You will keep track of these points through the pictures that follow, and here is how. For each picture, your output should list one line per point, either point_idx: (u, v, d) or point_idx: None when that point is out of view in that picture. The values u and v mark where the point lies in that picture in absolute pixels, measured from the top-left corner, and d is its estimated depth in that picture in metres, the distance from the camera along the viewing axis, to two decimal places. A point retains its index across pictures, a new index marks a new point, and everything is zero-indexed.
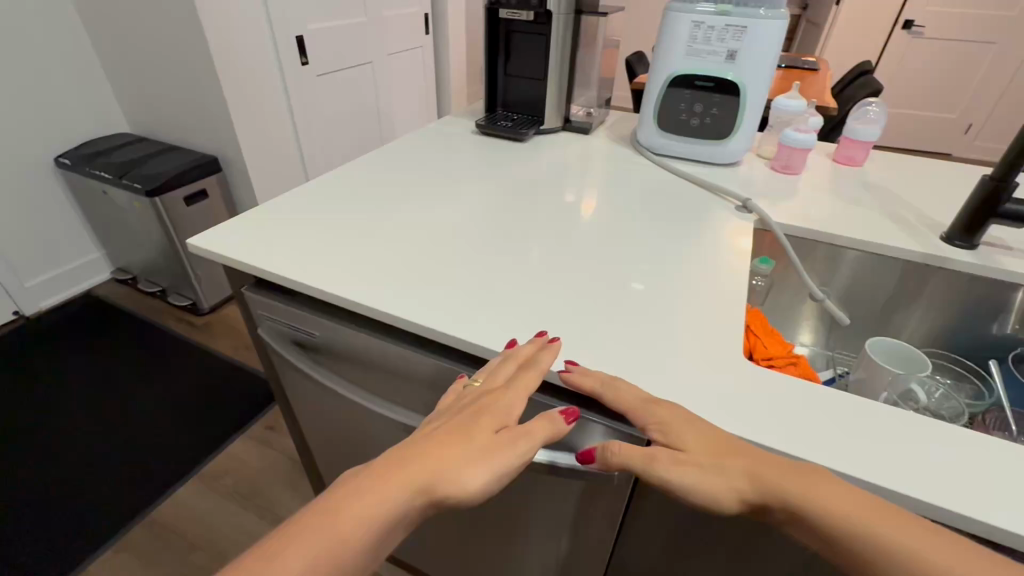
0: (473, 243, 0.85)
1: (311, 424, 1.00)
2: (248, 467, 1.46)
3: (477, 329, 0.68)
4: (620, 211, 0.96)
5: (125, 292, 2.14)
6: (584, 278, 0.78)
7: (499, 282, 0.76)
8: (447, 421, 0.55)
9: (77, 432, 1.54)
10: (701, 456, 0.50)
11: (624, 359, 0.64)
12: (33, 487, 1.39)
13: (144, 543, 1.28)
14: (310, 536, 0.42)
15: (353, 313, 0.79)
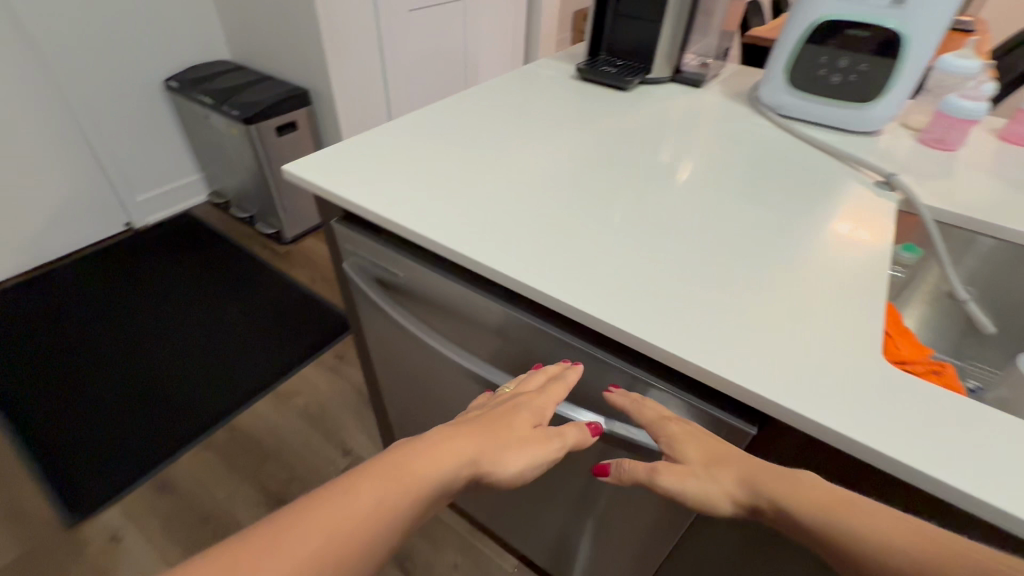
0: (567, 197, 0.79)
1: (384, 364, 1.01)
2: (317, 391, 1.54)
3: (566, 289, 0.63)
4: (732, 177, 0.85)
5: (219, 214, 2.28)
6: (686, 247, 0.70)
7: (591, 241, 0.71)
8: (486, 413, 0.57)
9: (172, 338, 1.69)
10: (698, 462, 0.51)
11: (729, 340, 0.57)
12: (136, 382, 1.54)
13: (226, 444, 1.40)
14: (376, 484, 0.44)
15: (435, 256, 0.76)
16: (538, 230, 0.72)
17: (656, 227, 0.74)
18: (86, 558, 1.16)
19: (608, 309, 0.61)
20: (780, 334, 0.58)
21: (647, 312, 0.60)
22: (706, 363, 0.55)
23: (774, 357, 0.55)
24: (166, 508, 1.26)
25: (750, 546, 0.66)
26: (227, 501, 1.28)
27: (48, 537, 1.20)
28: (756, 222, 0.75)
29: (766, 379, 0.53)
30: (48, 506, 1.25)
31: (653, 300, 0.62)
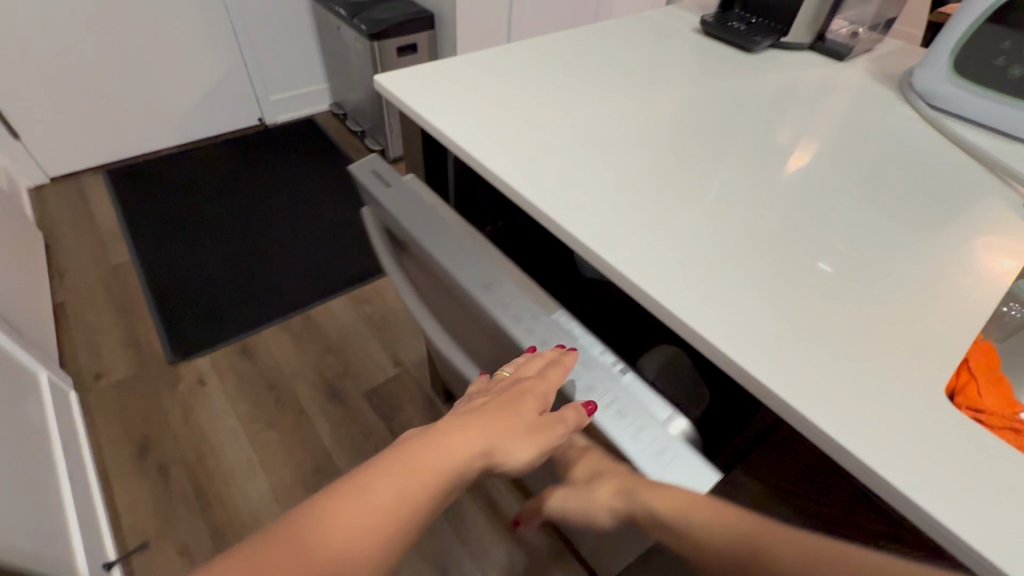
0: (649, 158, 0.74)
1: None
2: (385, 303, 1.66)
3: (616, 251, 0.61)
4: (847, 169, 0.74)
5: (336, 125, 2.44)
6: (761, 231, 0.65)
7: (659, 205, 0.67)
8: (487, 402, 0.51)
9: (276, 227, 1.88)
10: (580, 481, 0.54)
11: (771, 339, 0.53)
12: (242, 262, 1.75)
13: (299, 328, 1.56)
14: (391, 479, 0.42)
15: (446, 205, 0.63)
16: (605, 187, 0.70)
17: (735, 207, 0.68)
18: (178, 391, 1.39)
19: (652, 280, 0.58)
20: (830, 352, 0.52)
21: (691, 290, 0.57)
22: (737, 356, 0.52)
23: (814, 372, 0.51)
24: (242, 368, 1.45)
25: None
26: (291, 377, 1.44)
27: (154, 367, 1.44)
28: (857, 225, 0.66)
29: (797, 389, 0.49)
30: (159, 343, 1.49)
31: (699, 283, 0.58)
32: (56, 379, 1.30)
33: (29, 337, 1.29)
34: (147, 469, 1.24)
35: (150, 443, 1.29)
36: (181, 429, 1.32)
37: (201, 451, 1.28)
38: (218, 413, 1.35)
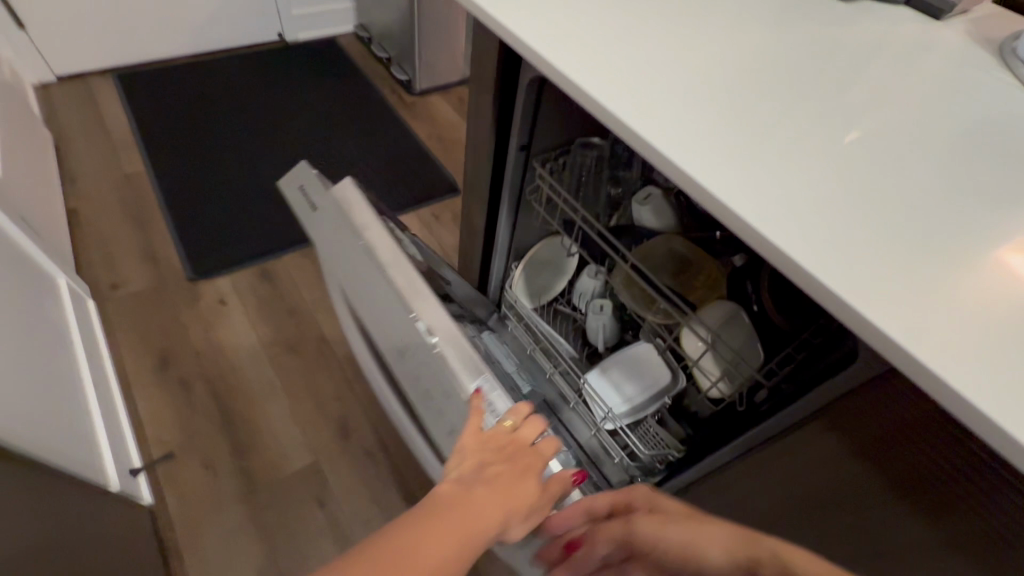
0: (747, 83, 0.66)
1: (495, 231, 1.04)
2: None
3: (723, 182, 0.55)
4: (961, 119, 0.68)
5: (360, 49, 2.30)
6: (881, 171, 0.58)
7: (767, 135, 0.60)
8: (497, 470, 0.51)
9: (296, 150, 1.79)
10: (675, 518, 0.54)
11: (900, 289, 0.48)
12: (260, 182, 1.67)
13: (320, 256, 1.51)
14: (426, 549, 0.39)
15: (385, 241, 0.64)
16: (707, 111, 0.62)
17: (851, 141, 0.60)
18: (198, 308, 1.36)
19: (764, 216, 0.53)
20: (953, 306, 0.47)
21: (809, 230, 0.52)
22: (861, 307, 0.47)
23: (921, 317, 0.46)
24: (262, 292, 1.42)
25: (794, 495, 0.65)
26: (313, 305, 1.41)
27: (173, 282, 1.41)
28: (968, 169, 0.59)
29: (922, 342, 0.45)
30: (177, 258, 1.45)
31: (791, 212, 0.53)
32: (74, 285, 1.26)
33: (45, 239, 1.25)
34: (168, 382, 1.24)
35: (170, 357, 1.27)
36: (201, 346, 1.30)
37: (223, 370, 1.26)
38: (238, 333, 1.33)
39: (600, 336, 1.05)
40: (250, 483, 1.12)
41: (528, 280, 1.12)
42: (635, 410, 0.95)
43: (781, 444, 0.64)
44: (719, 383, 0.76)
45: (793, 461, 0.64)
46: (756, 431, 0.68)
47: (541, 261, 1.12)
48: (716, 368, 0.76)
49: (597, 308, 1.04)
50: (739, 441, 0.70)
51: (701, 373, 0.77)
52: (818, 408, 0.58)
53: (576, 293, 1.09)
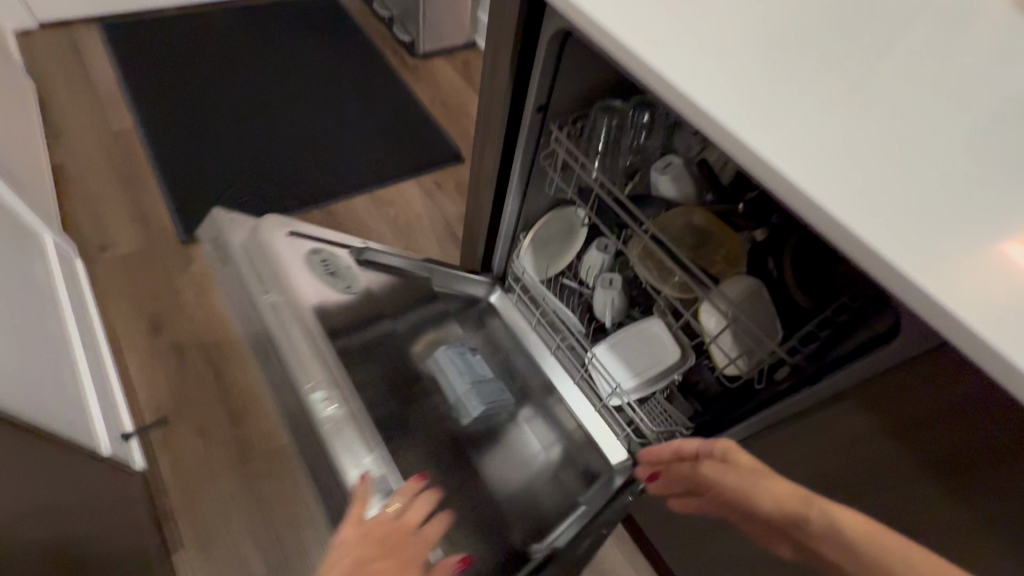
0: (799, 27, 0.58)
1: (505, 197, 0.99)
2: (410, 208, 1.55)
3: (766, 137, 0.48)
4: None
5: (361, 7, 2.20)
6: (955, 127, 0.50)
7: (820, 85, 0.53)
8: (379, 550, 0.62)
9: (293, 111, 1.72)
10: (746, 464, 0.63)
11: (970, 264, 0.41)
12: (256, 143, 1.60)
13: (318, 222, 1.46)
14: None
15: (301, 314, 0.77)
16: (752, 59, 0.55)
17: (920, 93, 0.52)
18: (192, 272, 1.31)
19: (812, 177, 0.46)
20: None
21: (863, 195, 0.45)
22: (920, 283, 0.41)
23: (957, 274, 0.41)
24: None
25: (814, 471, 0.64)
26: None
27: (165, 244, 1.35)
28: None
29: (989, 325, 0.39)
30: (169, 219, 1.39)
31: (846, 173, 0.46)
32: (62, 244, 1.21)
33: (31, 195, 1.19)
34: (161, 348, 1.20)
35: (163, 322, 1.23)
36: (195, 311, 1.26)
37: (218, 336, 1.23)
38: None
39: (608, 312, 1.02)
40: (245, 450, 1.10)
41: (536, 252, 1.08)
42: (642, 388, 0.93)
43: (810, 422, 0.62)
44: (738, 360, 0.72)
45: (819, 439, 0.62)
46: (781, 407, 0.65)
47: (549, 232, 1.08)
48: (735, 346, 0.72)
49: (607, 282, 1.01)
50: (761, 417, 0.68)
51: (717, 350, 0.74)
52: (857, 386, 0.55)
53: (583, 266, 1.06)
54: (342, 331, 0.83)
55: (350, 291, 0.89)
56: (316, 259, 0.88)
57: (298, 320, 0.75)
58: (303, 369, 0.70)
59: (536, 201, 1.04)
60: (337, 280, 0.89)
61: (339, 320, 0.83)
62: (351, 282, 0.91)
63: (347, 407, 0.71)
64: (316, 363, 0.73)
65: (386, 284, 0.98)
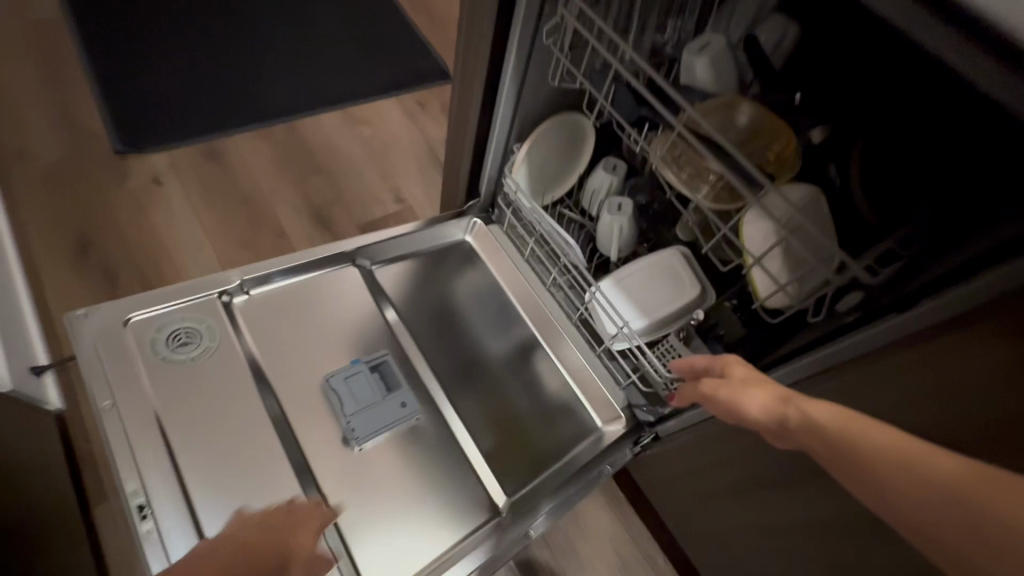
0: None
1: (496, 94, 0.80)
2: (389, 128, 1.35)
3: None
4: None
5: None
6: None
7: None
8: None
9: (255, 10, 1.47)
10: (734, 377, 0.51)
11: None
12: (208, 42, 1.36)
13: (281, 138, 1.26)
14: None
15: (146, 392, 0.70)
16: None
17: None
18: (127, 186, 1.11)
19: None
20: None
21: None
22: None
23: None
24: (207, 173, 1.17)
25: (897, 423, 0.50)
26: (269, 193, 1.17)
27: (95, 152, 1.14)
28: None
29: None
30: (99, 123, 1.18)
31: None
32: None
33: None
34: (87, 271, 1.01)
35: (90, 241, 1.04)
36: (129, 230, 1.07)
37: (155, 260, 1.04)
38: (175, 217, 1.10)
39: (614, 244, 0.86)
40: None
41: (532, 168, 0.89)
42: (649, 329, 0.78)
43: (902, 358, 0.48)
44: (790, 287, 0.55)
45: (914, 380, 0.48)
46: (858, 340, 0.51)
47: (549, 144, 0.89)
48: (789, 269, 0.56)
49: (614, 206, 0.84)
50: (827, 355, 0.54)
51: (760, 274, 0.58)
52: (989, 305, 0.41)
53: (588, 189, 0.89)
54: (200, 408, 0.71)
55: (208, 357, 0.75)
56: (158, 335, 0.75)
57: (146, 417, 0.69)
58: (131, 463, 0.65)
59: (534, 103, 0.85)
60: (192, 349, 0.75)
61: (192, 404, 0.71)
62: (212, 341, 0.75)
63: (172, 508, 0.65)
64: (152, 454, 0.67)
65: (276, 322, 0.80)
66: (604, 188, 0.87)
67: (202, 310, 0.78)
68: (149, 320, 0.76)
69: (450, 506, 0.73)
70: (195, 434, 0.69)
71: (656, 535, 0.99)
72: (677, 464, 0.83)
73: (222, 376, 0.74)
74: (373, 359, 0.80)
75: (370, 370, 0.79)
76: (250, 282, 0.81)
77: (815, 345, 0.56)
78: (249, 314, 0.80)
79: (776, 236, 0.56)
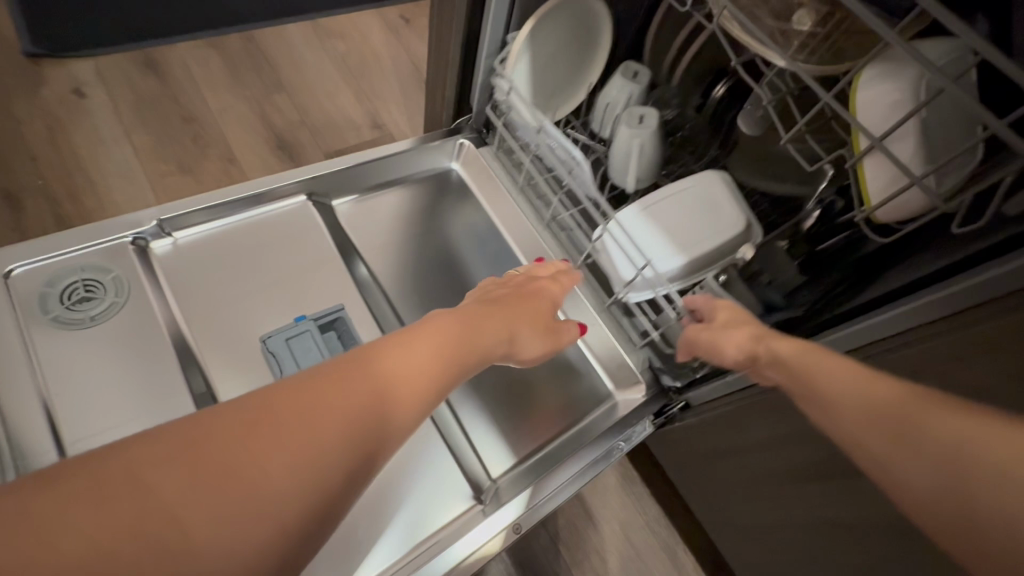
0: None
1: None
2: (368, 45, 1.12)
3: None
4: None
5: None
6: None
7: None
8: (403, 335, 0.40)
9: None
10: (716, 321, 0.45)
11: None
12: None
13: (236, 50, 1.05)
14: (320, 400, 0.33)
15: (23, 342, 0.49)
16: None
17: None
18: (42, 98, 0.92)
19: None
20: None
21: None
22: None
23: None
24: (143, 86, 0.97)
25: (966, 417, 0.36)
26: (216, 111, 0.97)
27: (4, 56, 0.94)
28: None
29: None
30: (11, 25, 0.97)
31: None
32: None
33: None
34: None
35: None
36: (42, 149, 0.88)
37: (71, 185, 0.85)
38: (100, 135, 0.90)
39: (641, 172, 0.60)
40: None
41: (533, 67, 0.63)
42: (683, 274, 0.52)
43: None
44: (929, 181, 0.37)
45: None
46: (925, 303, 0.37)
47: (560, 35, 0.62)
48: (924, 154, 0.37)
49: (635, 117, 0.57)
50: (886, 320, 0.39)
51: (874, 170, 0.39)
52: None
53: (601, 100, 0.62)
54: (105, 381, 0.50)
55: (117, 318, 0.53)
56: (50, 289, 0.52)
57: (24, 395, 0.47)
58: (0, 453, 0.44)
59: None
60: (95, 306, 0.52)
61: (90, 371, 0.50)
62: (120, 297, 0.53)
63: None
64: (31, 446, 0.46)
65: (200, 273, 0.58)
66: (625, 95, 0.60)
67: (108, 256, 0.55)
68: (37, 271, 0.53)
69: (431, 490, 0.53)
70: (97, 416, 0.48)
71: (674, 520, 0.83)
72: (716, 444, 0.65)
73: (132, 332, 0.52)
74: (324, 315, 0.58)
75: (321, 330, 0.57)
76: (173, 223, 0.58)
77: (868, 309, 0.41)
78: (172, 267, 0.57)
79: (903, 104, 0.37)
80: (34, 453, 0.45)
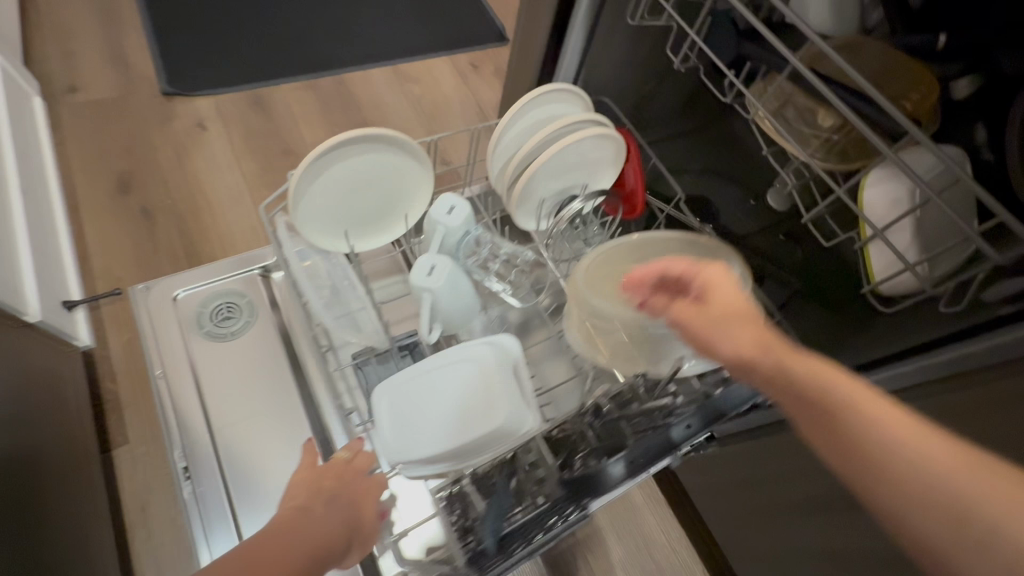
0: None
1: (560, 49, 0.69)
2: (439, 88, 1.26)
3: None
4: None
5: None
6: None
7: None
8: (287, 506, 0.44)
9: None
10: (715, 305, 0.39)
11: None
12: None
13: (328, 91, 1.20)
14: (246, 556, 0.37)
15: (185, 354, 0.64)
16: None
17: None
18: (172, 129, 1.10)
19: None
20: None
21: None
22: None
23: None
24: (250, 122, 1.13)
25: None
26: (309, 145, 1.12)
27: (145, 93, 1.13)
28: None
29: None
30: (151, 68, 1.16)
31: None
32: (17, 74, 1.01)
33: None
34: (126, 211, 1.00)
35: (133, 180, 1.03)
36: (170, 172, 1.05)
37: (194, 206, 1.02)
38: (215, 163, 1.07)
39: (453, 319, 0.58)
40: None
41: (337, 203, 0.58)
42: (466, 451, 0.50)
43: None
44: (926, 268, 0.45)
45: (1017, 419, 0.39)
46: (912, 369, 0.46)
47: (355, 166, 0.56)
48: (920, 246, 0.45)
49: (423, 270, 0.54)
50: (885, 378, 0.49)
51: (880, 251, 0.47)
52: None
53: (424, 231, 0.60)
54: (244, 382, 0.64)
55: (251, 333, 0.66)
56: (203, 309, 0.67)
57: (188, 391, 0.62)
58: (173, 434, 0.59)
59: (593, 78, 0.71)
60: (235, 324, 0.66)
61: (231, 380, 0.64)
62: (253, 317, 0.67)
63: (210, 486, 0.59)
64: (196, 438, 0.60)
65: None
66: (443, 233, 0.58)
67: (244, 283, 0.69)
68: (195, 294, 0.68)
69: None
70: (236, 420, 0.62)
71: (695, 543, 0.89)
72: (729, 470, 0.73)
73: (260, 349, 0.66)
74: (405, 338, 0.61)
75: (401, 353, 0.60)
76: None
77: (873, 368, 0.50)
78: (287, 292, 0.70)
79: (904, 202, 0.45)
80: (193, 436, 0.60)
